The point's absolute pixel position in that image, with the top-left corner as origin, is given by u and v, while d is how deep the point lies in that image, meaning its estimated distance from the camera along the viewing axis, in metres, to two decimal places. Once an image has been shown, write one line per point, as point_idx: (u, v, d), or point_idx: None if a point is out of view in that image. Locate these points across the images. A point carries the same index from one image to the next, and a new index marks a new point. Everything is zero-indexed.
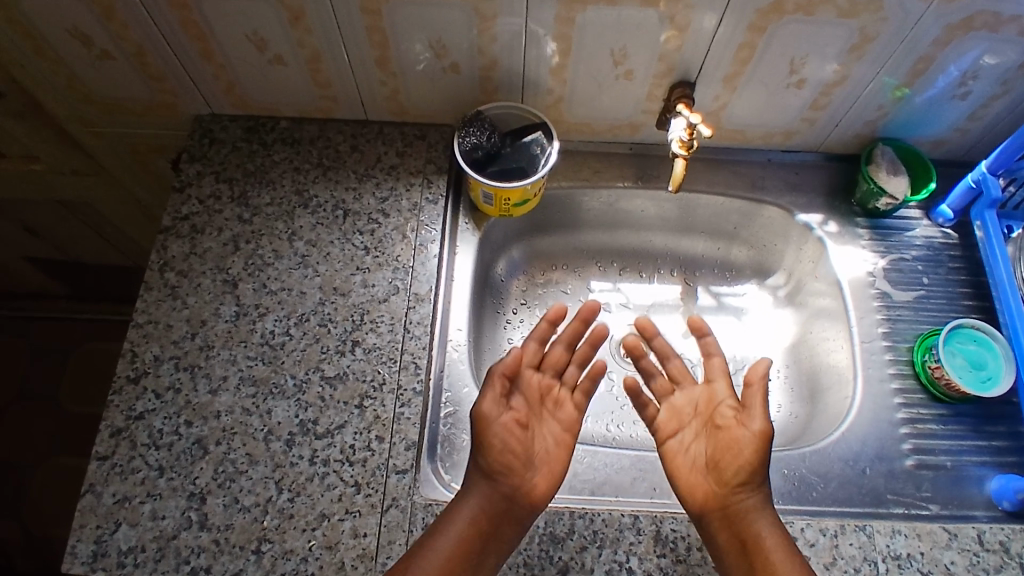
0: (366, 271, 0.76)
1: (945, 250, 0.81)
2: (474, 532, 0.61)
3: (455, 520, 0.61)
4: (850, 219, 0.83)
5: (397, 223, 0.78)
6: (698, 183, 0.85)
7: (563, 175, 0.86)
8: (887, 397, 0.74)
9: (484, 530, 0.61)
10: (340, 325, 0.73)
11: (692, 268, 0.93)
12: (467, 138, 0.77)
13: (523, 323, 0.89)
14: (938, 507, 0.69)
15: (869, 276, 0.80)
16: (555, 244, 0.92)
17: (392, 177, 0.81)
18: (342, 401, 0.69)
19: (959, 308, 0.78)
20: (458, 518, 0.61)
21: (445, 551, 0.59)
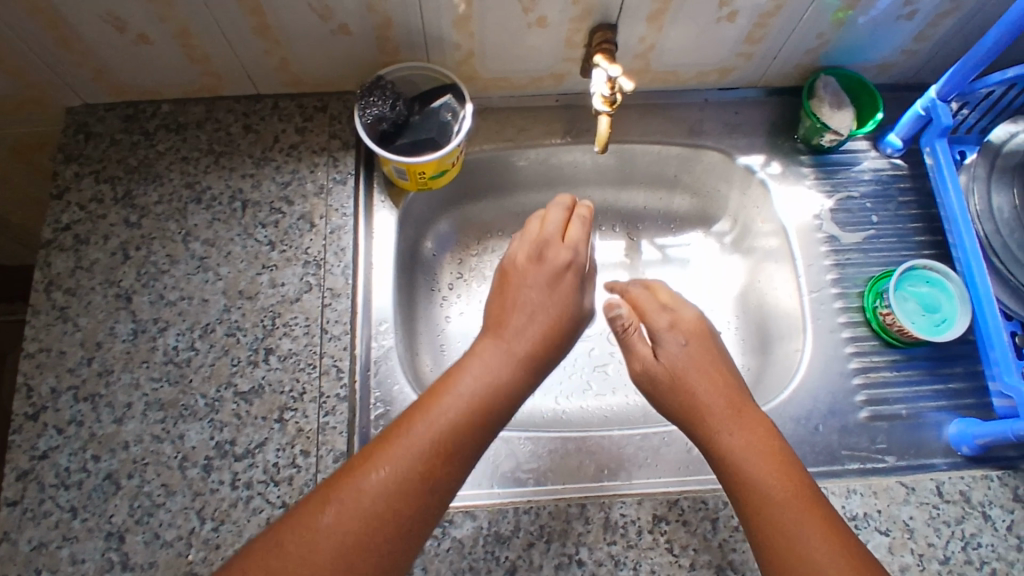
0: (273, 269, 0.69)
1: (894, 183, 0.76)
2: (452, 428, 0.51)
3: (435, 415, 0.51)
4: (794, 157, 0.77)
5: (303, 211, 0.71)
6: (633, 133, 0.79)
7: (485, 137, 0.78)
8: (838, 348, 0.71)
9: (462, 419, 0.52)
10: (250, 334, 0.66)
11: (635, 221, 0.88)
12: (368, 111, 0.68)
13: (461, 298, 0.84)
14: (895, 458, 0.67)
15: (815, 217, 0.75)
16: (487, 210, 0.86)
17: (293, 158, 0.73)
18: (261, 416, 0.64)
19: (911, 245, 0.74)
20: (439, 415, 0.51)
21: (412, 446, 0.49)
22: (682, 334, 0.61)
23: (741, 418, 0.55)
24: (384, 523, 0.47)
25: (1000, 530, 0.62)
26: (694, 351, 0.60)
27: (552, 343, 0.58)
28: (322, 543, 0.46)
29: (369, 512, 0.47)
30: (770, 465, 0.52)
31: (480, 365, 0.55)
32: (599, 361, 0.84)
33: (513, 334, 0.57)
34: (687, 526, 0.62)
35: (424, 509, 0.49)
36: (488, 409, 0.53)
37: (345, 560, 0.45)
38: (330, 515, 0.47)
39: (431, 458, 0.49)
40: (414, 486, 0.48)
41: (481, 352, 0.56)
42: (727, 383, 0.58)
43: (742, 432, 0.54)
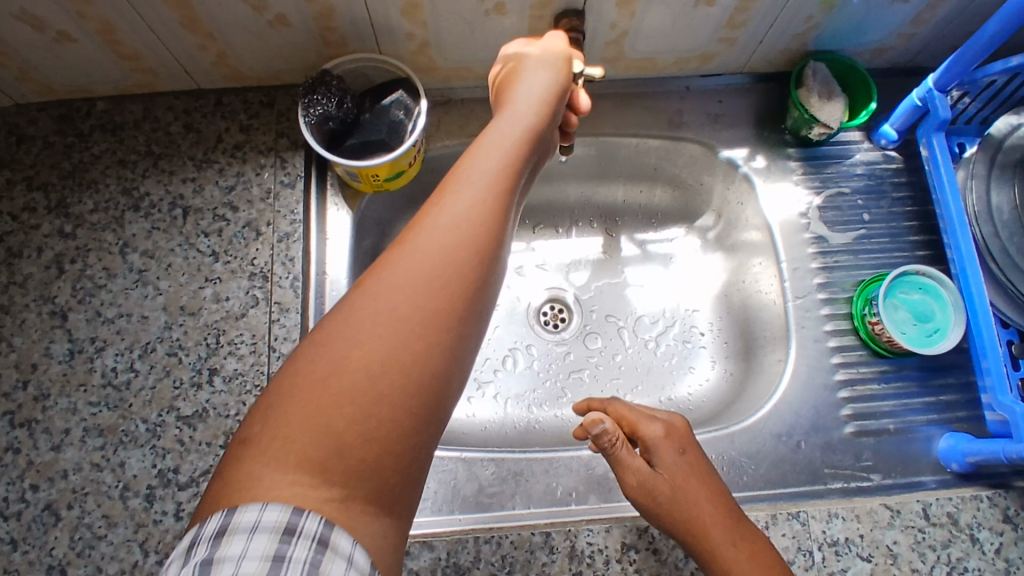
0: (216, 283, 0.64)
1: (887, 177, 0.71)
2: (501, 179, 0.44)
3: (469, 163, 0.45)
4: (779, 151, 0.72)
5: (248, 218, 0.66)
6: (608, 126, 0.73)
7: (447, 132, 0.73)
8: (822, 357, 0.67)
9: (508, 179, 0.45)
10: (193, 353, 0.62)
11: (614, 217, 0.83)
12: (312, 110, 0.62)
13: None
14: (880, 476, 0.63)
15: (801, 215, 0.70)
16: None
17: (237, 160, 0.68)
18: (205, 442, 0.60)
19: (903, 246, 0.69)
20: (478, 167, 0.44)
21: (457, 202, 0.42)
22: (678, 443, 0.55)
23: (738, 532, 0.52)
24: (446, 257, 0.40)
25: (988, 554, 0.59)
26: (693, 466, 0.55)
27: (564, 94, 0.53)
28: (384, 298, 0.38)
29: (429, 255, 0.39)
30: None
31: (510, 118, 0.49)
32: (574, 366, 0.79)
33: (529, 97, 0.51)
34: (657, 555, 0.58)
35: (481, 229, 0.42)
36: (528, 148, 0.48)
37: (416, 306, 0.38)
38: (397, 274, 0.39)
39: (483, 194, 0.43)
40: (475, 219, 0.41)
41: (510, 110, 0.50)
42: (720, 493, 0.54)
43: (741, 548, 0.51)
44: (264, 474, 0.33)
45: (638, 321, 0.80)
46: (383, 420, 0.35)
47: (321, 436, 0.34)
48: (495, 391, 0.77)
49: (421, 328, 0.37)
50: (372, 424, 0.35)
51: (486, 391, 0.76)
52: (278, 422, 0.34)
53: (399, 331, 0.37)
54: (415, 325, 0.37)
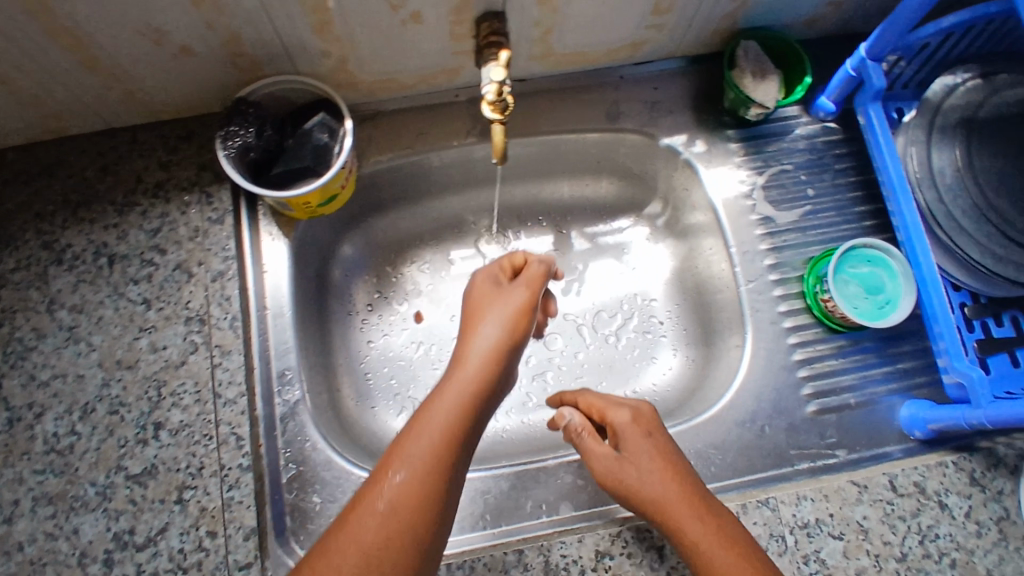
0: (151, 331, 0.61)
1: (828, 150, 0.71)
2: (464, 414, 0.50)
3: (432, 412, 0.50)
4: (720, 133, 0.71)
5: (178, 259, 0.63)
6: (545, 124, 0.71)
7: (380, 146, 0.70)
8: (780, 339, 0.66)
9: (468, 408, 0.51)
10: (135, 408, 0.60)
11: (563, 213, 0.81)
12: (229, 142, 0.59)
13: (381, 322, 0.78)
14: (845, 452, 0.64)
15: (746, 197, 0.69)
16: (397, 224, 0.78)
17: (160, 200, 0.65)
18: (158, 499, 0.58)
19: (850, 217, 0.69)
20: (440, 407, 0.50)
21: (424, 435, 0.48)
22: (645, 428, 0.56)
23: (704, 510, 0.51)
24: (426, 477, 0.46)
25: (958, 518, 0.59)
26: (661, 449, 0.55)
27: (517, 338, 0.57)
28: (353, 540, 0.43)
29: (392, 505, 0.45)
30: (740, 562, 0.48)
31: (465, 368, 0.53)
32: (537, 368, 0.77)
33: (478, 349, 0.55)
34: (632, 559, 0.58)
35: (441, 470, 0.47)
36: (481, 398, 0.52)
37: (411, 515, 0.44)
38: (378, 506, 0.45)
39: (446, 430, 0.49)
40: (438, 450, 0.48)
41: (458, 373, 0.53)
42: (687, 476, 0.53)
43: (706, 526, 0.50)
44: None
45: (597, 316, 0.79)
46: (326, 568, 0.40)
47: None
48: None
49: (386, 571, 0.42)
50: None
51: None
52: None
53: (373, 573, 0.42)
54: (404, 535, 0.44)
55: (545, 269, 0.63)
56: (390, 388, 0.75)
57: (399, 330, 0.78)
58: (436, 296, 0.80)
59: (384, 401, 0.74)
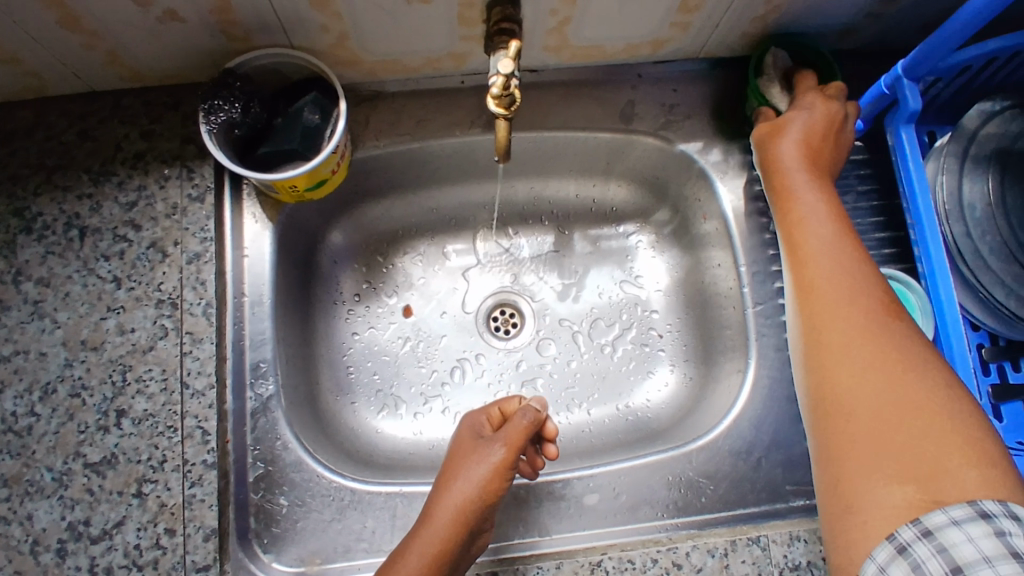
0: (120, 312, 0.57)
1: (852, 171, 0.67)
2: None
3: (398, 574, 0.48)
4: (739, 144, 0.67)
5: (153, 237, 0.59)
6: (554, 120, 0.67)
7: (377, 131, 0.65)
8: (785, 368, 0.62)
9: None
10: (98, 393, 0.56)
11: (567, 214, 0.77)
12: (213, 117, 0.54)
13: (368, 313, 0.74)
14: None
15: (761, 213, 0.65)
16: (391, 213, 0.74)
17: (138, 171, 0.60)
18: (116, 491, 0.55)
19: (869, 244, 0.65)
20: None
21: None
22: (806, 104, 0.57)
23: (853, 257, 0.48)
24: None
25: None
26: (805, 127, 0.56)
27: (487, 504, 0.52)
28: None
29: None
30: (855, 305, 0.46)
31: (422, 542, 0.50)
32: (526, 375, 0.74)
33: (445, 512, 0.51)
34: None
35: None
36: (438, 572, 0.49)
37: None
38: None
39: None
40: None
41: (422, 533, 0.50)
42: (846, 220, 0.51)
43: (840, 265, 0.48)
44: None
45: (594, 325, 0.75)
46: None
47: None
48: (444, 406, 0.72)
49: None
50: None
51: (434, 407, 0.72)
52: None
53: None
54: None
55: (529, 425, 0.55)
56: (373, 384, 0.72)
57: (386, 324, 0.74)
58: (427, 291, 0.76)
59: (366, 397, 0.71)
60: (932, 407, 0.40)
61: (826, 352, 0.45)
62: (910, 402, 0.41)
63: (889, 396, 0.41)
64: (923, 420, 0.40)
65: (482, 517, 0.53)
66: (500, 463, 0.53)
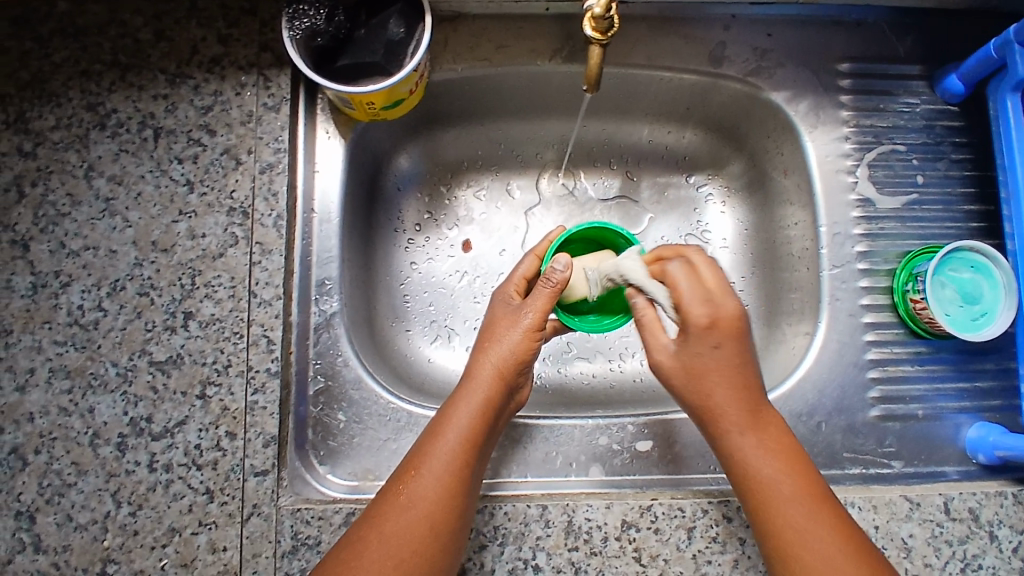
0: (191, 216, 0.57)
1: (948, 137, 0.64)
2: (461, 469, 0.50)
3: (408, 502, 0.48)
4: (832, 99, 0.63)
5: (228, 143, 0.58)
6: (638, 57, 0.64)
7: (455, 53, 0.63)
8: (854, 334, 0.61)
9: (461, 472, 0.50)
10: (166, 294, 0.57)
11: (637, 159, 0.75)
12: (297, 23, 0.53)
13: (429, 243, 0.73)
14: (901, 463, 0.59)
15: (848, 172, 0.62)
16: (459, 142, 0.72)
17: (215, 76, 0.59)
18: (179, 391, 0.56)
19: (957, 215, 0.63)
20: (434, 463, 0.50)
21: (382, 554, 0.46)
22: (715, 339, 0.51)
23: (756, 417, 0.51)
24: (414, 555, 0.47)
25: (1005, 552, 0.56)
26: (720, 368, 0.51)
27: (522, 361, 0.54)
28: (387, 543, 0.47)
29: (401, 530, 0.47)
30: (776, 461, 0.50)
31: (462, 412, 0.52)
32: None
33: (486, 371, 0.53)
34: (659, 535, 0.55)
35: (442, 512, 0.48)
36: (479, 441, 0.51)
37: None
38: (385, 534, 0.47)
39: (431, 514, 0.48)
40: (423, 532, 0.47)
41: (463, 398, 0.53)
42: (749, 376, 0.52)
43: (768, 447, 0.51)
44: None
45: None
46: None
47: None
48: None
49: None
50: None
51: None
52: None
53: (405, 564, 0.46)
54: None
55: (552, 291, 0.55)
56: (429, 314, 0.71)
57: (445, 256, 0.73)
58: (489, 226, 0.75)
59: (421, 325, 0.71)
60: (849, 545, 0.48)
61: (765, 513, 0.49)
62: (837, 552, 0.47)
63: (831, 555, 0.47)
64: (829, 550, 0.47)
65: (519, 377, 0.55)
66: (532, 328, 0.55)
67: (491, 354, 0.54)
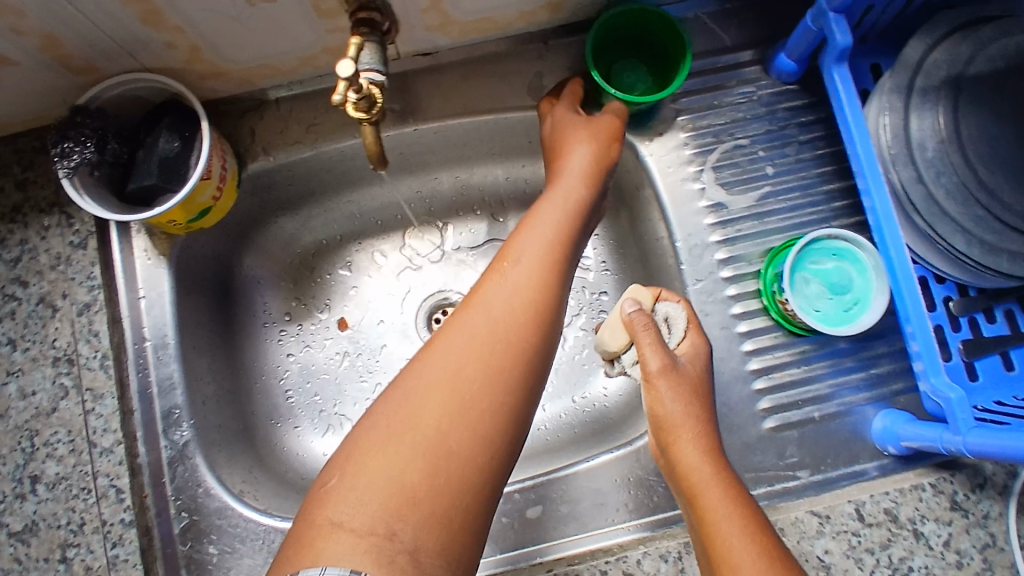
0: (19, 376, 0.55)
1: (792, 118, 0.60)
2: (545, 281, 0.48)
3: (483, 309, 0.46)
4: (665, 105, 0.60)
5: (42, 291, 0.56)
6: (456, 106, 0.61)
7: (267, 143, 0.60)
8: (731, 347, 0.57)
9: (556, 271, 0.50)
10: (9, 461, 0.54)
11: (499, 200, 0.72)
12: (67, 162, 0.49)
13: (302, 331, 0.70)
14: (808, 473, 0.56)
15: (693, 178, 0.59)
16: (309, 223, 0.70)
17: (19, 224, 0.57)
18: (42, 558, 0.53)
19: (818, 197, 0.59)
20: (511, 285, 0.47)
21: (452, 356, 0.43)
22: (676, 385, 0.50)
23: (707, 440, 0.49)
24: (491, 375, 0.43)
25: (935, 549, 0.53)
26: (683, 417, 0.49)
27: (606, 162, 0.57)
28: (425, 377, 0.42)
29: (460, 353, 0.43)
30: (701, 459, 0.48)
31: (544, 227, 0.52)
32: None
33: (568, 183, 0.55)
34: None
35: (512, 338, 0.45)
36: (559, 252, 0.51)
37: (478, 419, 0.41)
38: (451, 351, 0.43)
39: (506, 327, 0.45)
40: (511, 346, 0.44)
41: (543, 214, 0.53)
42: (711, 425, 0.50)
43: (704, 449, 0.48)
44: (328, 542, 0.37)
45: None
46: (413, 482, 0.38)
47: (384, 482, 0.38)
48: None
49: (454, 440, 0.40)
50: (404, 472, 0.39)
51: None
52: (357, 464, 0.39)
53: (457, 419, 0.41)
54: (469, 447, 0.40)
55: (617, 118, 0.57)
56: (314, 405, 0.68)
57: (322, 341, 0.70)
58: (362, 301, 0.72)
59: (308, 419, 0.68)
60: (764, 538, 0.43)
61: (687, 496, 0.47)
62: (742, 539, 0.43)
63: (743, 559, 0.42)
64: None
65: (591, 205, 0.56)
66: (609, 138, 0.57)
67: (577, 163, 0.56)
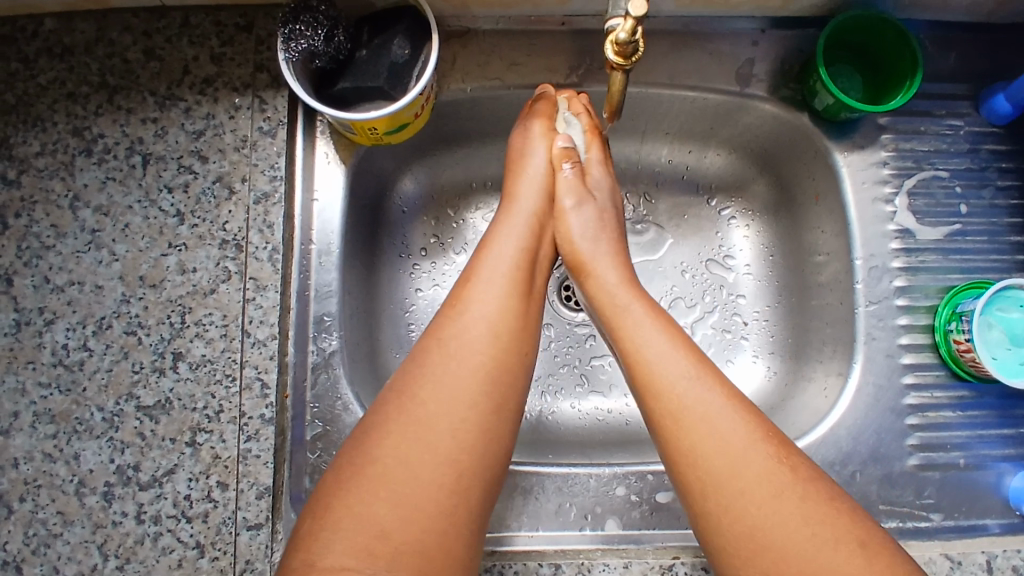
0: (181, 250, 0.54)
1: (994, 163, 0.59)
2: (512, 305, 0.49)
3: (464, 337, 0.47)
4: (871, 122, 0.59)
5: (220, 171, 0.54)
6: (659, 76, 0.59)
7: (464, 72, 0.59)
8: (891, 376, 0.56)
9: (523, 302, 0.50)
10: (153, 334, 0.53)
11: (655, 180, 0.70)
12: (294, 44, 0.48)
13: (434, 268, 0.69)
14: (941, 517, 0.55)
15: (887, 201, 0.58)
16: (466, 162, 0.69)
17: (207, 98, 0.55)
18: (169, 438, 0.52)
19: (1004, 247, 0.58)
20: (485, 312, 0.48)
21: (436, 391, 0.44)
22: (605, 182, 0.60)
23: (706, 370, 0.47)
24: (466, 400, 0.44)
25: None
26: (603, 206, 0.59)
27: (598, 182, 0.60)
28: (420, 397, 0.44)
29: (452, 376, 0.45)
30: (721, 393, 0.45)
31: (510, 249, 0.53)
32: (597, 352, 0.69)
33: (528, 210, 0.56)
34: None
35: (502, 354, 0.47)
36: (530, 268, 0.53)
37: (466, 435, 0.43)
38: (441, 373, 0.45)
39: (489, 349, 0.46)
40: (487, 370, 0.46)
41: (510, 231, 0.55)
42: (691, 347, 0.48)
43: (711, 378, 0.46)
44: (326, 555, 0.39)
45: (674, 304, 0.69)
46: (406, 502, 0.40)
47: (380, 506, 0.40)
48: None
49: (452, 457, 0.42)
50: (397, 492, 0.41)
51: None
52: (351, 485, 0.41)
53: (443, 435, 0.43)
54: (460, 478, 0.42)
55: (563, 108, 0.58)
56: None
57: (452, 283, 0.69)
58: None
59: None
60: (818, 493, 0.42)
61: (703, 467, 0.43)
62: (773, 479, 0.42)
63: (786, 495, 0.41)
64: (807, 509, 0.41)
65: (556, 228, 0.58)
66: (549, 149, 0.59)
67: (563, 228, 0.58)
